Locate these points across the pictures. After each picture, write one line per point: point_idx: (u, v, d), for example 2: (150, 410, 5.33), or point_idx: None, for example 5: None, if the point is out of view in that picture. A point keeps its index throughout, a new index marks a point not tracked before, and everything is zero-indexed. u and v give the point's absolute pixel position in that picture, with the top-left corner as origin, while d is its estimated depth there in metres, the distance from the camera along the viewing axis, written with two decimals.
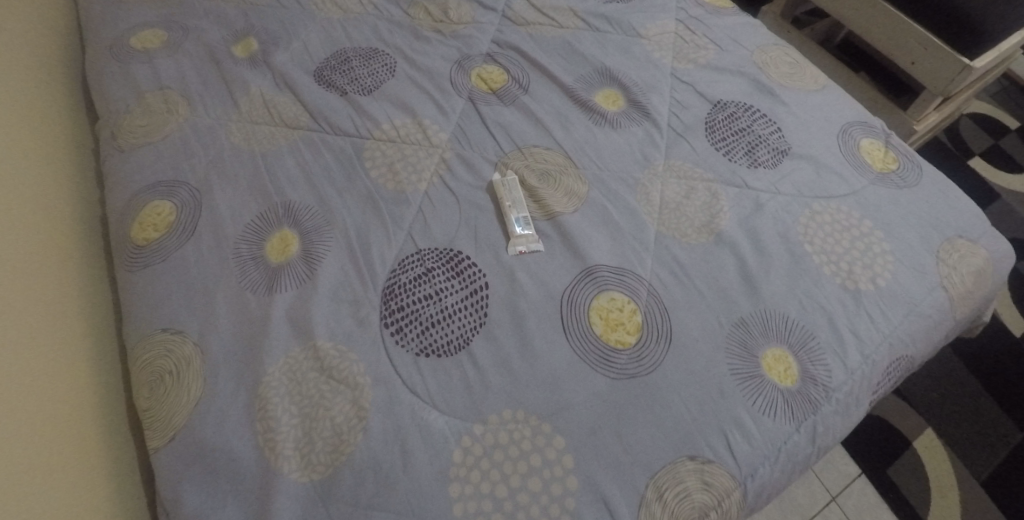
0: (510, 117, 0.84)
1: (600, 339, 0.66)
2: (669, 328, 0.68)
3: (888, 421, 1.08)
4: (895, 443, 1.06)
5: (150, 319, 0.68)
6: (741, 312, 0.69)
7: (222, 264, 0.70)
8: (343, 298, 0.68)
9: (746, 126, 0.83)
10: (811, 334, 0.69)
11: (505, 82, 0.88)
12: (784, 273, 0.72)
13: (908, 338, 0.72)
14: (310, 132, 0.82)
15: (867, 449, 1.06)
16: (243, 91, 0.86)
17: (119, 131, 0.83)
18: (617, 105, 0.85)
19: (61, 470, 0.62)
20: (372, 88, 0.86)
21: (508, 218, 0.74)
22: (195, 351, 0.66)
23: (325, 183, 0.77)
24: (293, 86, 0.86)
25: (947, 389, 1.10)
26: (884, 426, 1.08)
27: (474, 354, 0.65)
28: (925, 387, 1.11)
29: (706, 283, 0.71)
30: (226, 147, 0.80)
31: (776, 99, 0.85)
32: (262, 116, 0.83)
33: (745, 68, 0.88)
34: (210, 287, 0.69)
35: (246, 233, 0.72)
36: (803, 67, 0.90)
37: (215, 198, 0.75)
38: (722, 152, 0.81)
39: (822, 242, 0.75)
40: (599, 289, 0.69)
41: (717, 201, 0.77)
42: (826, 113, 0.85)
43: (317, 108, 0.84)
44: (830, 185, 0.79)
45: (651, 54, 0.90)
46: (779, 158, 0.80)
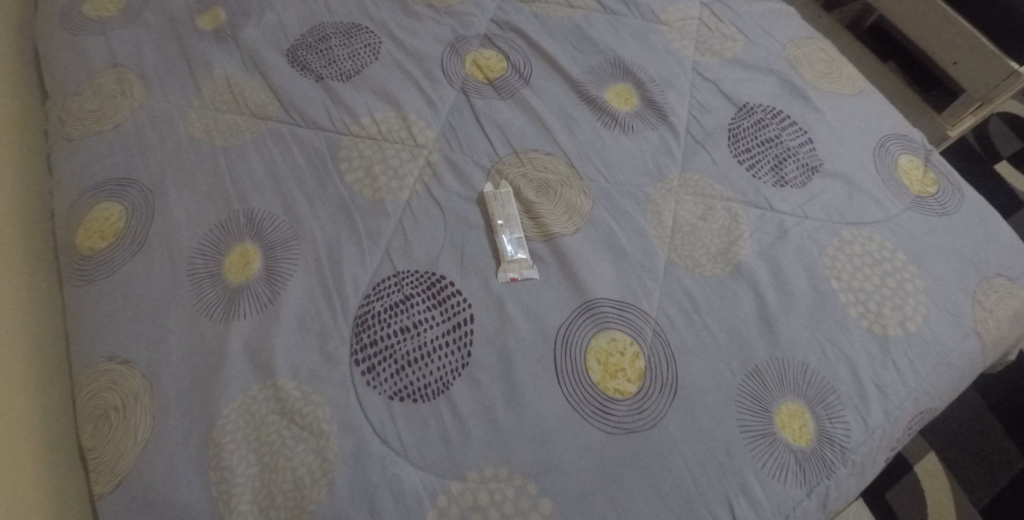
0: (507, 114, 0.75)
1: (596, 387, 0.59)
2: (674, 375, 0.61)
3: None
4: (894, 466, 1.01)
5: (95, 344, 0.61)
6: (756, 359, 0.62)
7: (175, 282, 0.63)
8: (310, 328, 0.61)
9: (773, 135, 0.73)
10: (831, 386, 0.62)
11: (504, 71, 0.77)
12: (805, 313, 0.65)
13: (936, 391, 0.65)
14: (280, 124, 0.72)
15: None
16: (207, 73, 0.76)
17: (67, 116, 0.74)
18: (630, 104, 0.75)
19: None
20: (352, 72, 0.76)
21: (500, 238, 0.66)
22: (144, 385, 0.59)
23: (295, 188, 0.68)
24: (263, 67, 0.76)
25: (951, 410, 1.05)
26: None
27: (453, 400, 0.58)
28: None
29: (719, 323, 0.63)
30: (185, 140, 0.71)
31: (808, 105, 0.76)
32: (226, 104, 0.73)
33: (776, 66, 0.78)
34: (162, 310, 0.62)
35: (203, 246, 0.64)
36: (840, 66, 0.80)
37: (171, 203, 0.67)
38: (745, 165, 0.71)
39: (851, 278, 0.67)
40: (598, 327, 0.61)
41: (736, 225, 0.68)
42: (864, 123, 0.76)
43: (289, 95, 0.74)
44: (864, 210, 0.70)
45: (671, 45, 0.79)
46: (809, 176, 0.71)
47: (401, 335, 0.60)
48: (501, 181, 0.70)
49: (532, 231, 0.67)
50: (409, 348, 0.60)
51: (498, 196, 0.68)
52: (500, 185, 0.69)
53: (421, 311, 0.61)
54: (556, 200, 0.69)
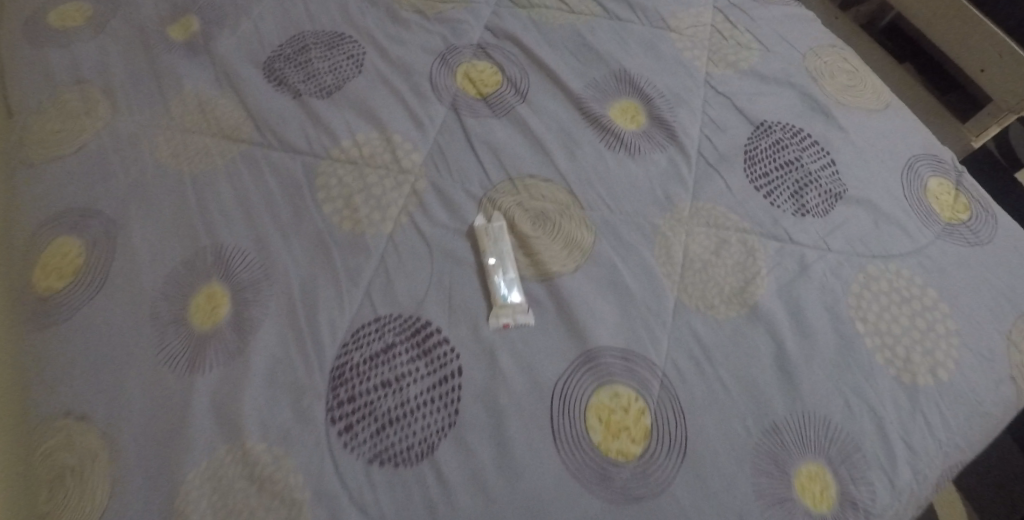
0: (500, 134, 0.68)
1: (597, 449, 0.54)
2: (683, 434, 0.55)
3: None
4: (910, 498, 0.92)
5: (52, 397, 0.56)
6: (773, 414, 0.56)
7: (136, 328, 0.57)
8: (282, 381, 0.55)
9: (793, 157, 0.66)
10: (855, 444, 0.56)
11: (498, 85, 0.71)
12: (828, 361, 0.58)
13: (973, 447, 0.58)
14: (253, 147, 0.66)
15: None
16: (177, 89, 0.70)
17: (27, 138, 0.69)
18: (637, 122, 0.69)
19: None
20: (332, 88, 0.70)
21: (491, 278, 0.60)
22: (102, 444, 0.54)
23: (268, 220, 0.62)
24: (237, 83, 0.70)
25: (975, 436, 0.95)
26: None
27: (438, 463, 0.53)
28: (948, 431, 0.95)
29: (733, 373, 0.57)
30: (150, 166, 0.65)
31: (831, 122, 0.69)
32: (196, 124, 0.67)
33: (796, 78, 0.71)
34: (122, 359, 0.56)
35: (167, 286, 0.59)
36: (865, 77, 0.73)
37: (134, 237, 0.61)
38: (763, 191, 0.65)
39: (877, 319, 0.60)
40: (599, 381, 0.56)
41: (753, 260, 0.62)
42: (891, 142, 0.69)
43: (264, 114, 0.68)
44: (892, 241, 0.63)
45: (681, 55, 0.72)
46: (833, 203, 0.64)
47: (383, 389, 0.55)
48: (493, 212, 0.64)
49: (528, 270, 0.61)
50: (390, 404, 0.55)
51: (489, 229, 0.62)
52: (492, 216, 0.63)
53: (404, 361, 0.56)
54: (553, 232, 0.63)
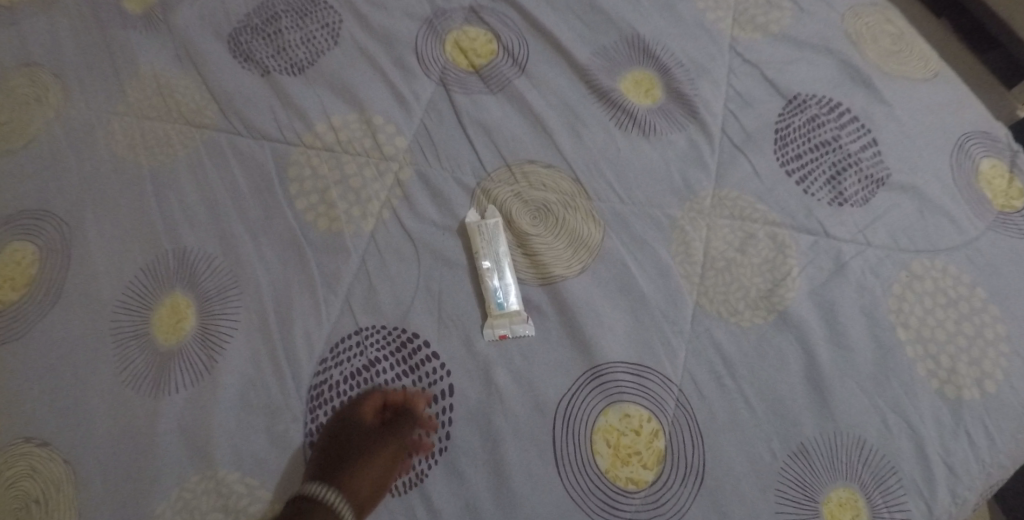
0: (495, 115, 0.60)
1: (605, 477, 0.49)
2: (700, 459, 0.49)
3: None
4: None
5: (8, 421, 0.51)
6: (801, 434, 0.50)
7: (97, 344, 0.52)
8: (255, 403, 0.50)
9: (830, 136, 0.58)
10: (891, 466, 0.50)
11: (493, 56, 0.62)
12: (864, 373, 0.52)
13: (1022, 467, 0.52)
14: (219, 135, 0.59)
15: None
16: (133, 69, 0.62)
17: None
18: (652, 97, 0.60)
19: None
20: (305, 63, 0.62)
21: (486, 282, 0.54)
22: (66, 472, 0.49)
23: (237, 220, 0.56)
24: (200, 61, 0.62)
25: None
26: None
27: (429, 495, 0.48)
28: None
29: (756, 390, 0.51)
30: (106, 160, 0.58)
31: (874, 95, 0.59)
32: (155, 110, 0.60)
33: (834, 43, 0.61)
34: (84, 379, 0.51)
35: (129, 297, 0.53)
36: (911, 41, 0.62)
37: (92, 241, 0.55)
38: (795, 177, 0.57)
39: (921, 324, 0.53)
40: (608, 400, 0.50)
41: (782, 258, 0.55)
42: (939, 118, 0.59)
43: (230, 97, 0.60)
44: (939, 234, 0.55)
45: (703, 15, 0.63)
46: (874, 190, 0.56)
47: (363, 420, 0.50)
48: (487, 204, 0.57)
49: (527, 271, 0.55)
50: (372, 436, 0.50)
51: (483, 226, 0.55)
52: (486, 210, 0.56)
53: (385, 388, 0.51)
54: (555, 228, 0.56)
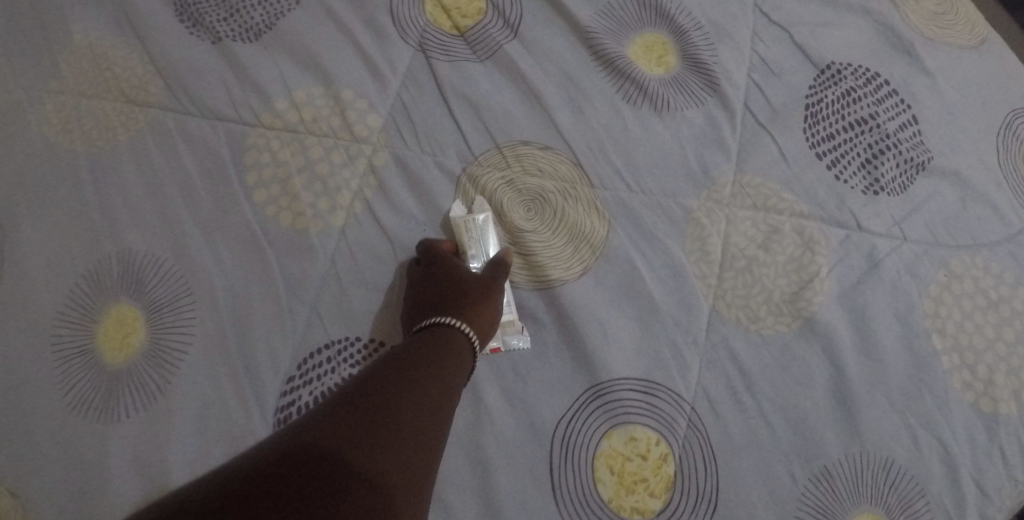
0: (482, 88, 0.52)
1: (608, 507, 0.44)
2: (713, 485, 0.45)
3: None
4: None
5: None
6: (824, 456, 0.45)
7: (36, 362, 0.46)
8: (215, 428, 0.45)
9: (866, 113, 0.50)
10: (921, 490, 0.45)
11: (479, 17, 0.54)
12: (894, 387, 0.47)
13: None
14: (165, 114, 0.51)
15: None
16: (62, 37, 0.54)
17: None
18: (665, 65, 0.52)
19: None
20: (261, 28, 0.53)
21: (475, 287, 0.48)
22: (11, 507, 0.44)
23: (188, 215, 0.49)
24: (140, 25, 0.54)
25: None
26: None
27: None
28: None
29: (776, 408, 0.46)
30: (37, 145, 0.51)
31: (916, 63, 0.52)
32: (92, 84, 0.52)
33: (870, 2, 0.53)
34: (25, 400, 0.45)
35: (69, 307, 0.47)
36: (957, 0, 0.54)
37: (24, 242, 0.48)
38: (826, 161, 0.50)
39: (959, 331, 0.47)
40: (612, 421, 0.45)
41: (809, 256, 0.48)
42: (987, 91, 0.52)
43: (176, 69, 0.52)
44: (983, 227, 0.49)
45: None
46: (914, 175, 0.49)
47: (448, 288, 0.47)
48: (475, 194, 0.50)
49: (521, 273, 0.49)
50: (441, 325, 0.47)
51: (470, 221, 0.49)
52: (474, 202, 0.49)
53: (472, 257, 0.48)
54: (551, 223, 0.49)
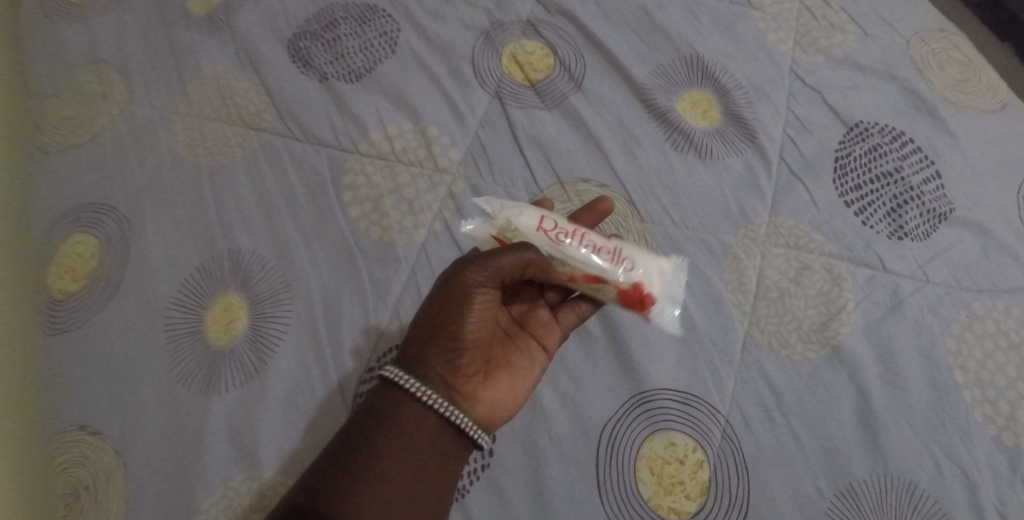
0: (548, 132, 0.60)
1: (647, 505, 0.48)
2: (745, 493, 0.49)
3: None
4: None
5: (64, 408, 0.53)
6: (850, 475, 0.49)
7: (150, 340, 0.53)
8: (302, 407, 0.51)
9: (891, 167, 0.56)
10: (945, 515, 0.48)
11: (549, 72, 0.62)
12: (918, 417, 0.50)
13: None
14: (276, 139, 0.60)
15: None
16: (194, 70, 0.63)
17: (42, 122, 0.64)
18: (709, 119, 0.60)
19: None
20: (363, 71, 0.62)
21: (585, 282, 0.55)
22: (116, 464, 0.51)
23: (290, 223, 0.57)
24: (260, 63, 0.63)
25: None
26: None
27: (467, 510, 0.49)
28: None
29: (807, 427, 0.50)
30: (167, 158, 0.60)
31: (939, 124, 0.58)
32: (216, 110, 0.61)
33: (899, 68, 0.60)
34: (137, 373, 0.53)
35: (183, 296, 0.54)
36: (980, 69, 0.61)
37: (149, 238, 0.56)
38: (854, 208, 0.56)
39: (980, 368, 0.51)
40: (653, 427, 0.50)
41: (839, 290, 0.53)
42: (1009, 152, 0.57)
43: (288, 101, 0.61)
44: (1002, 273, 0.54)
45: (763, 37, 0.62)
46: (935, 225, 0.55)
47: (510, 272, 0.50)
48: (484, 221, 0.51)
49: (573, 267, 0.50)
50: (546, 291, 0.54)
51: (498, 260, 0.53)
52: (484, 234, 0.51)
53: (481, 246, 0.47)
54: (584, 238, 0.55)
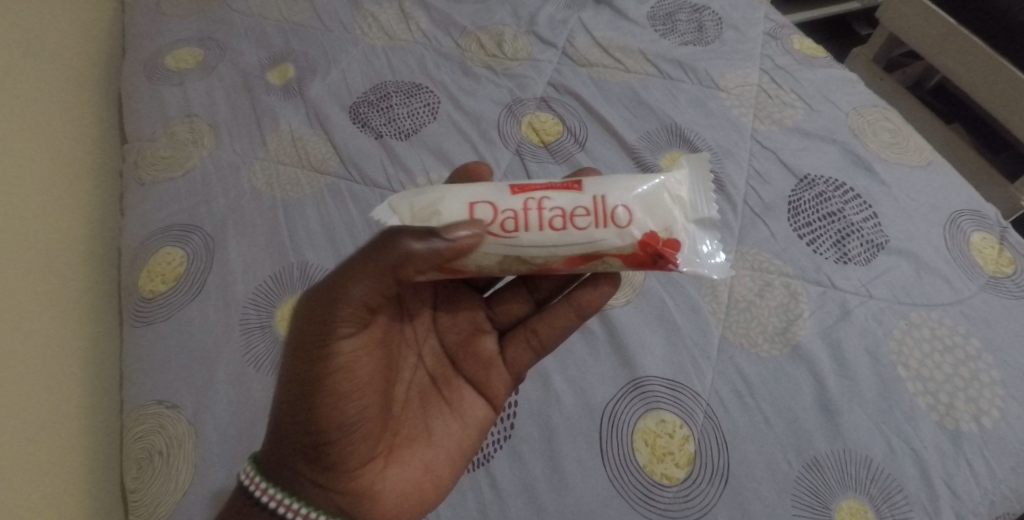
0: (559, 179, 0.74)
1: (643, 471, 0.57)
2: (725, 463, 0.58)
3: None
4: None
5: (146, 386, 0.63)
6: (815, 450, 0.58)
7: (226, 331, 0.64)
8: None
9: (835, 209, 0.71)
10: (898, 485, 0.57)
11: (559, 135, 0.78)
12: (869, 404, 0.61)
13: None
14: (338, 180, 0.74)
15: None
16: (272, 126, 0.78)
17: (141, 161, 0.78)
18: None
19: None
20: (410, 131, 0.78)
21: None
22: (189, 431, 0.60)
23: (347, 241, 0.69)
24: (327, 122, 0.78)
25: None
26: None
27: (492, 474, 0.58)
28: None
29: (777, 410, 0.60)
30: (247, 191, 0.73)
31: (873, 177, 0.73)
32: (289, 157, 0.76)
33: (839, 135, 0.76)
34: (212, 357, 0.63)
35: (257, 297, 0.66)
36: (907, 135, 0.77)
37: (230, 251, 0.69)
38: (806, 240, 0.69)
39: (919, 365, 0.62)
40: (646, 407, 0.60)
41: (796, 303, 0.65)
42: (934, 198, 0.72)
43: (350, 151, 0.76)
44: (933, 291, 0.66)
45: (729, 111, 0.79)
46: (875, 253, 0.68)
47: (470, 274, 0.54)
48: None
49: (542, 252, 0.52)
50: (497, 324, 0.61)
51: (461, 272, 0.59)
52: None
53: (330, 285, 0.47)
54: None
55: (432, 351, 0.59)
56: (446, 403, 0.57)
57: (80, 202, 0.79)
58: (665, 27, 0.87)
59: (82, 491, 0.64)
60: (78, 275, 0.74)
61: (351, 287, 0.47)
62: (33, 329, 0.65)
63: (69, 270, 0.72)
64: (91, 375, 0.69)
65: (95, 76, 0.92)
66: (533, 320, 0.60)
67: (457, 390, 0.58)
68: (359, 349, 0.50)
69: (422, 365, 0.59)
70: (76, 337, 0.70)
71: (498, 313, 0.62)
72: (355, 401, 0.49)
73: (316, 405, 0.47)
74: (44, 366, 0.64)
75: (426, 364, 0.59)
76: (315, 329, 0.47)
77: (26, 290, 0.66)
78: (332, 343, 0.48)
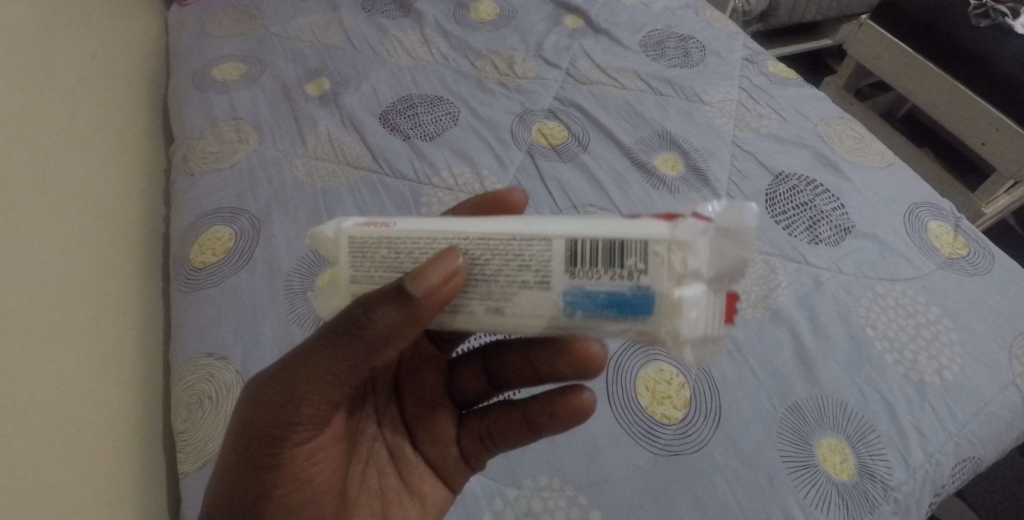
0: (565, 173, 0.84)
1: (645, 411, 0.65)
2: (717, 406, 0.65)
3: (991, 479, 1.02)
4: (1006, 497, 1.00)
5: (197, 342, 0.70)
6: (796, 396, 0.66)
7: (272, 294, 0.72)
8: None
9: (807, 200, 0.81)
10: (871, 426, 0.64)
11: (565, 139, 0.88)
12: (843, 358, 0.68)
13: (986, 445, 0.65)
14: (370, 173, 0.83)
15: (983, 503, 1.00)
16: (311, 128, 0.89)
17: (191, 155, 0.87)
18: (676, 169, 0.85)
19: (79, 469, 0.61)
20: (434, 134, 0.88)
21: (604, 279, 0.42)
22: (236, 379, 0.66)
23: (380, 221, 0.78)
24: (360, 125, 0.89)
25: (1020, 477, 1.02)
26: (992, 485, 1.01)
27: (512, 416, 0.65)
28: (1011, 466, 1.03)
29: (761, 363, 0.68)
30: (289, 181, 0.82)
31: (839, 174, 0.84)
32: (326, 154, 0.86)
33: (809, 141, 0.88)
34: (258, 316, 0.70)
35: (300, 266, 0.74)
36: (869, 143, 0.89)
37: (275, 229, 0.77)
38: (782, 225, 0.79)
39: (885, 326, 0.70)
40: (647, 358, 0.68)
41: (775, 275, 0.75)
42: (895, 193, 0.83)
43: (381, 149, 0.86)
44: (896, 267, 0.75)
45: (713, 121, 0.90)
46: (843, 235, 0.78)
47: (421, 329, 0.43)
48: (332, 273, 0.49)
49: None
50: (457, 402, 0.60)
51: (384, 247, 0.44)
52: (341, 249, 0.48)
53: (287, 377, 0.44)
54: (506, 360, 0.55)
55: (393, 422, 0.58)
56: (403, 483, 0.56)
57: (134, 198, 0.88)
58: (655, 53, 1.00)
59: (138, 443, 0.70)
60: (134, 259, 0.82)
61: (314, 373, 0.44)
62: (97, 297, 0.72)
63: (126, 253, 0.81)
64: (139, 339, 0.76)
65: (144, 91, 1.02)
66: (489, 419, 0.57)
67: (417, 472, 0.57)
68: (316, 447, 0.47)
69: (382, 443, 0.57)
70: (132, 310, 0.77)
71: (459, 389, 0.59)
72: (307, 497, 0.47)
73: (262, 517, 0.45)
74: (108, 322, 0.72)
75: (384, 435, 0.57)
76: (267, 429, 0.45)
77: (92, 263, 0.73)
78: (286, 446, 0.45)
